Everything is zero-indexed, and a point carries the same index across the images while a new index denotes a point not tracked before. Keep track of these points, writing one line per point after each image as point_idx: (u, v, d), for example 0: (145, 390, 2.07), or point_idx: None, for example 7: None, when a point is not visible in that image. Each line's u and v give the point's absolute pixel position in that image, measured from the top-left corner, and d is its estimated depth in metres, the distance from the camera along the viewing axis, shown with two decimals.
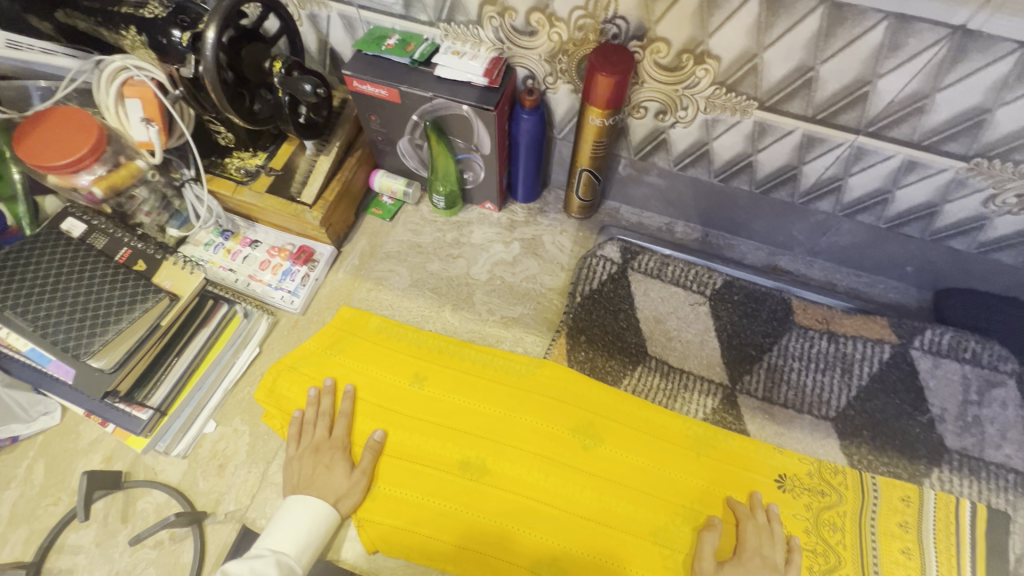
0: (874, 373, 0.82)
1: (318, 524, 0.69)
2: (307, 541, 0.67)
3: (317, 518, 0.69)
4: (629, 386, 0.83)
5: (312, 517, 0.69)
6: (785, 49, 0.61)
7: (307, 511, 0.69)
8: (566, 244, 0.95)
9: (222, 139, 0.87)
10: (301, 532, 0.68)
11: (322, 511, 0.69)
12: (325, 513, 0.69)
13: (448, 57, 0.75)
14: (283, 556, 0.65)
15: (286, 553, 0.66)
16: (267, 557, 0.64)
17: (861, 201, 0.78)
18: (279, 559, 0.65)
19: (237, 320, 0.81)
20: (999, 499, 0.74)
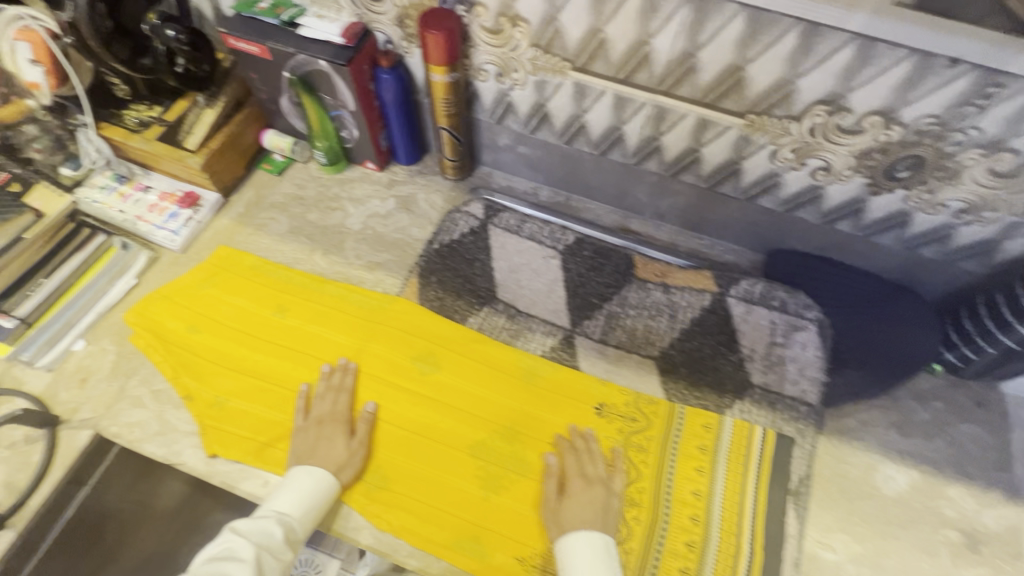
0: (695, 318, 0.91)
1: (320, 495, 0.71)
2: (310, 508, 0.69)
3: (319, 488, 0.71)
4: (475, 323, 0.91)
5: (318, 488, 0.71)
6: (574, 12, 0.72)
7: (314, 482, 0.71)
8: (438, 201, 1.04)
9: (119, 91, 0.95)
10: (308, 500, 0.70)
11: (328, 483, 0.72)
12: (326, 488, 0.72)
13: (312, 20, 0.85)
14: (291, 519, 0.67)
15: (289, 515, 0.67)
16: (272, 518, 0.66)
17: (679, 160, 0.88)
18: (288, 523, 0.66)
19: (114, 251, 0.90)
20: (791, 427, 0.82)
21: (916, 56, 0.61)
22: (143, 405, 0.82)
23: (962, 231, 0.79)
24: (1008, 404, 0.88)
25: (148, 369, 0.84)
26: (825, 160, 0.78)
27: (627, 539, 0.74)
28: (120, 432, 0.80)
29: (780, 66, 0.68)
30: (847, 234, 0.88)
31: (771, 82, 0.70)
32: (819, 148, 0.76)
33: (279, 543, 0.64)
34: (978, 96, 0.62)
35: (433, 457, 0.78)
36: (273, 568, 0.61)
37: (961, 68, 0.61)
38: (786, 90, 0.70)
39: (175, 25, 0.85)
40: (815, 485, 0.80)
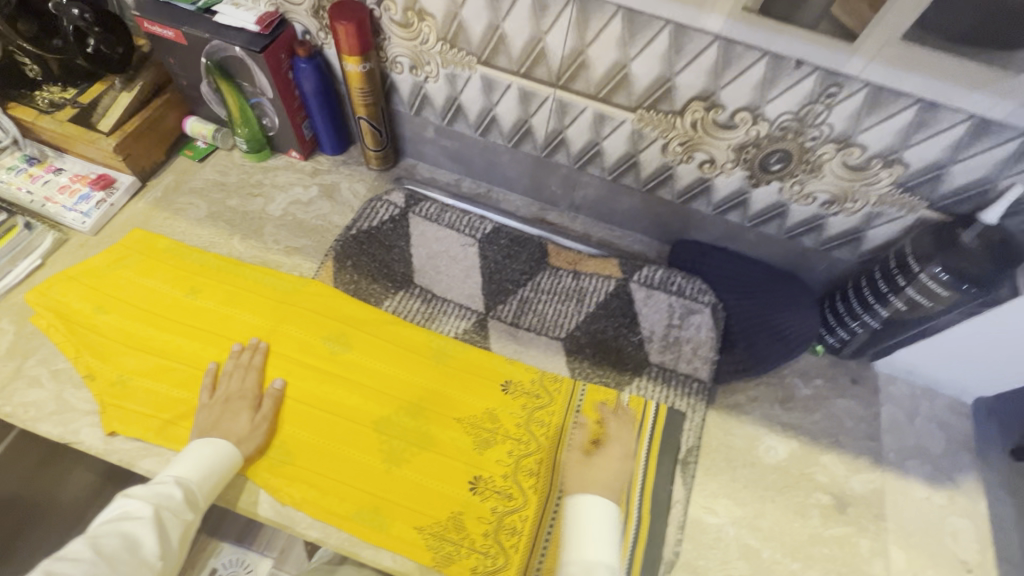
0: (601, 302, 0.96)
1: (223, 463, 0.73)
2: (212, 474, 0.71)
3: (221, 458, 0.72)
4: (390, 306, 0.94)
5: (221, 457, 0.72)
6: (474, 8, 0.76)
7: (215, 452, 0.72)
8: (361, 190, 1.06)
9: (30, 72, 0.94)
10: (208, 465, 0.71)
11: (231, 455, 0.73)
12: (230, 457, 0.73)
13: (228, 7, 0.87)
14: (192, 484, 0.69)
15: (188, 479, 0.69)
16: (169, 483, 0.68)
17: (584, 153, 0.93)
18: (189, 486, 0.69)
19: (17, 231, 0.88)
20: (682, 402, 0.88)
21: (769, 57, 0.68)
22: (41, 385, 0.80)
23: (832, 221, 0.87)
24: (880, 380, 0.96)
25: (48, 349, 0.83)
26: (709, 154, 0.84)
27: (523, 506, 0.77)
28: (14, 411, 0.78)
29: (658, 64, 0.74)
30: (738, 224, 0.96)
31: (653, 79, 0.76)
32: (702, 142, 0.83)
33: (179, 504, 0.67)
34: (824, 95, 0.70)
35: (339, 433, 0.80)
36: (174, 528, 0.66)
37: (806, 69, 0.68)
38: (667, 86, 0.77)
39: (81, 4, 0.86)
40: (703, 454, 0.86)
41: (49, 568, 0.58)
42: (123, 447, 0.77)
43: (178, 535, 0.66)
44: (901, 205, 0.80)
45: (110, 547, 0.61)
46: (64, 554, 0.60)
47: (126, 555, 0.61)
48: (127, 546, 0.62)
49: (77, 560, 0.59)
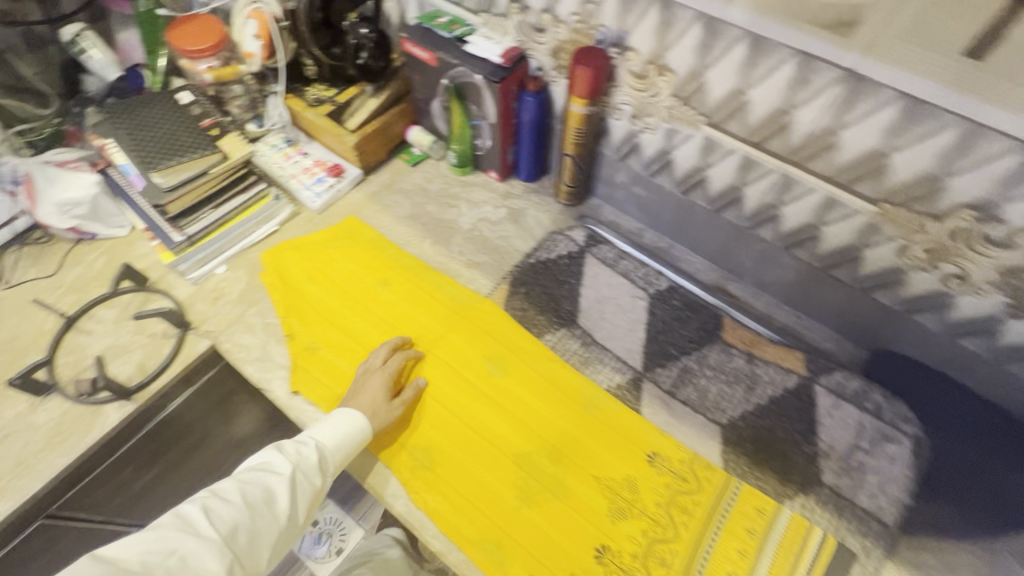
0: (774, 397, 0.86)
1: (356, 437, 0.78)
2: (346, 446, 0.77)
3: (357, 432, 0.78)
4: (550, 340, 0.94)
5: (357, 431, 0.78)
6: (722, 71, 0.74)
7: (353, 424, 0.78)
8: (545, 220, 1.09)
9: (307, 71, 1.12)
10: (344, 437, 0.77)
11: (363, 430, 0.79)
12: (362, 431, 0.78)
13: (479, 39, 0.95)
14: (327, 451, 0.75)
15: (325, 445, 0.75)
16: (309, 445, 0.74)
17: (795, 234, 0.85)
18: (324, 452, 0.75)
19: (267, 200, 1.04)
20: (855, 540, 0.75)
21: None
22: (254, 332, 0.94)
23: None
24: None
25: (265, 304, 0.97)
26: (961, 269, 0.72)
27: None
28: (232, 349, 0.93)
29: (930, 160, 0.65)
30: (972, 353, 0.80)
31: (916, 174, 0.67)
32: (956, 254, 0.71)
33: (313, 468, 0.73)
34: None
35: (477, 454, 0.82)
36: (304, 489, 0.72)
37: None
38: (933, 185, 0.67)
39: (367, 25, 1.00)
40: None
41: (205, 503, 0.66)
42: (299, 406, 0.87)
43: (307, 497, 0.72)
44: None
45: (253, 496, 0.68)
46: (219, 489, 0.68)
47: (264, 506, 0.68)
48: (267, 497, 0.69)
49: (226, 501, 0.66)
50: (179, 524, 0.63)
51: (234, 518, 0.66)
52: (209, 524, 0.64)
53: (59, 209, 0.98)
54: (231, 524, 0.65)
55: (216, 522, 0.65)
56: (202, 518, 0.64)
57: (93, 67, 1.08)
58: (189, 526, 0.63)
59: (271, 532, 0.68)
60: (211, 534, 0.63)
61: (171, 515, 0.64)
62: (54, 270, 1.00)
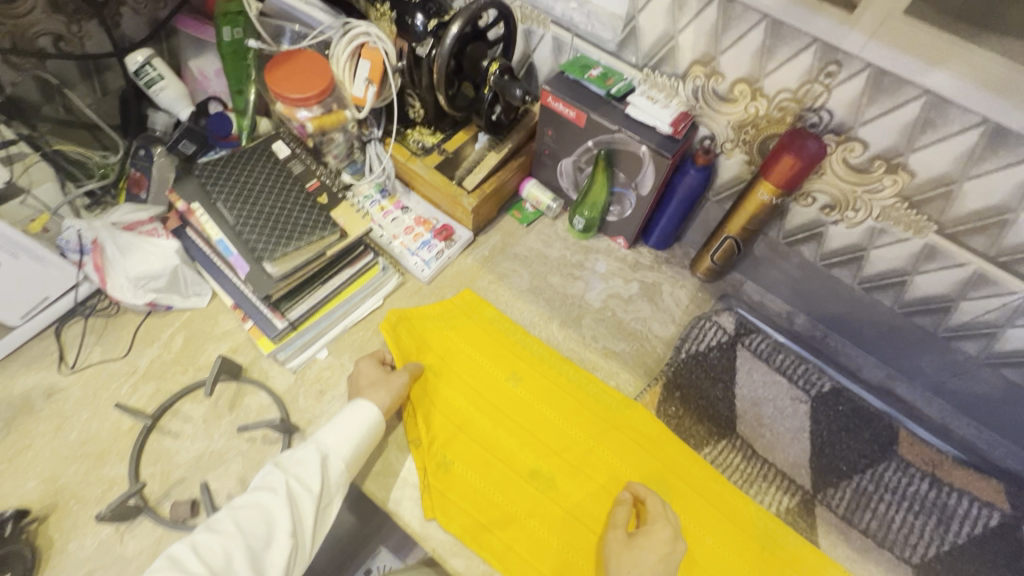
0: (973, 535, 0.77)
1: (364, 430, 0.72)
2: (351, 442, 0.71)
3: (361, 424, 0.72)
4: (710, 456, 0.83)
5: (360, 423, 0.72)
6: (989, 185, 0.61)
7: (356, 416, 0.73)
8: (683, 299, 0.96)
9: (413, 113, 0.96)
10: (346, 431, 0.71)
11: (369, 415, 0.73)
12: (365, 418, 0.73)
13: (642, 100, 0.79)
14: (330, 452, 0.69)
15: (326, 443, 0.70)
16: (309, 448, 0.69)
17: (1013, 354, 0.76)
18: (327, 453, 0.69)
19: (375, 271, 0.90)
20: None
21: None
22: None
23: None
24: None
25: None
26: None
27: None
28: None
29: None
30: None
31: None
32: None
33: (312, 473, 0.67)
34: None
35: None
36: (306, 497, 0.65)
37: None
38: None
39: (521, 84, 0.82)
40: None
41: (199, 538, 0.60)
42: (439, 536, 0.74)
43: (311, 507, 0.65)
44: None
45: (248, 520, 0.62)
46: (214, 520, 0.62)
47: (262, 526, 0.62)
48: (264, 520, 0.62)
49: (218, 531, 0.60)
50: (168, 565, 0.58)
51: (227, 547, 0.59)
52: (200, 562, 0.58)
53: (133, 282, 0.82)
54: (224, 555, 0.59)
55: (207, 555, 0.59)
56: (193, 555, 0.58)
57: (162, 102, 0.91)
58: (178, 565, 0.58)
59: (274, 555, 0.61)
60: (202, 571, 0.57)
61: (163, 557, 0.59)
62: (124, 352, 0.85)
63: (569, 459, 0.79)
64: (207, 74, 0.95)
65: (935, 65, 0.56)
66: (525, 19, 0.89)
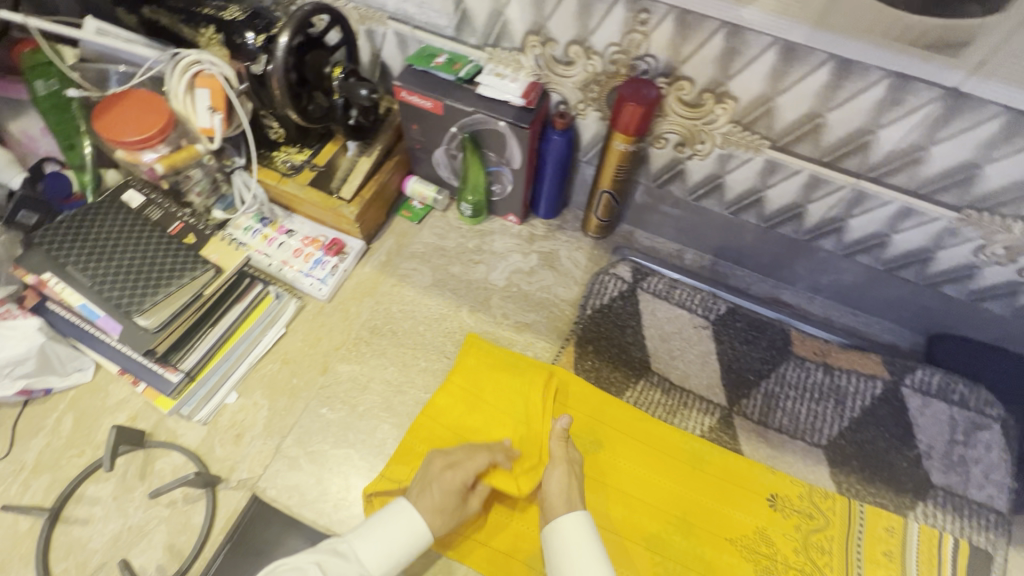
0: (865, 406, 0.86)
1: (410, 553, 0.62)
2: (392, 563, 0.61)
3: (411, 546, 0.62)
4: (631, 398, 0.87)
5: (411, 544, 0.62)
6: (797, 96, 0.68)
7: (410, 533, 0.62)
8: (581, 260, 1.00)
9: (273, 134, 0.95)
10: (393, 548, 0.61)
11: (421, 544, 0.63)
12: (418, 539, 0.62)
13: (491, 78, 0.83)
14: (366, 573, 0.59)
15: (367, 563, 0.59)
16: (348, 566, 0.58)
17: (862, 243, 0.84)
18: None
19: (269, 300, 0.87)
20: (981, 537, 0.77)
21: None
22: (301, 468, 0.79)
23: None
24: None
25: (303, 428, 0.82)
26: None
27: None
28: (280, 496, 0.77)
29: None
30: None
31: (1009, 182, 0.66)
32: None
33: None
34: None
35: (616, 548, 0.75)
36: None
37: None
38: None
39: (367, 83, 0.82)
40: None
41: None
42: None
43: None
44: None
45: None
46: None
47: None
48: None
49: None
50: None
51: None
52: None
53: None
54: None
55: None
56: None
57: None
58: None
59: None
60: None
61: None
62: (5, 450, 0.78)
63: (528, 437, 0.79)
64: (33, 134, 0.87)
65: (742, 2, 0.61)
66: (363, 19, 0.89)
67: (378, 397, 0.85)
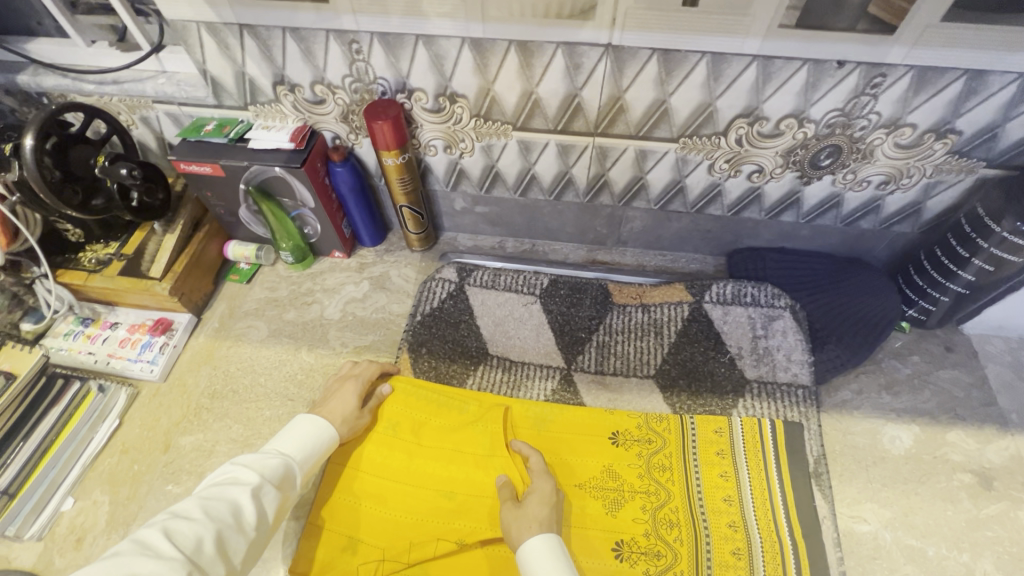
0: (679, 329, 0.95)
1: (322, 445, 0.73)
2: (310, 451, 0.71)
3: (321, 438, 0.73)
4: (474, 384, 0.92)
5: (319, 437, 0.73)
6: (506, 81, 0.78)
7: (315, 430, 0.73)
8: (411, 274, 1.06)
9: (72, 236, 0.94)
10: (307, 442, 0.72)
11: (329, 435, 0.74)
12: (325, 434, 0.74)
13: (260, 132, 0.88)
14: (290, 459, 0.69)
15: (290, 454, 0.70)
16: (277, 454, 0.68)
17: (629, 189, 0.94)
18: (289, 456, 0.69)
19: (92, 396, 0.86)
20: (794, 412, 0.86)
21: (810, 63, 0.70)
22: None
23: (889, 200, 0.88)
24: (974, 342, 0.95)
25: (149, 512, 0.80)
26: (757, 164, 0.85)
27: (674, 562, 0.73)
28: None
29: (697, 93, 0.75)
30: (792, 223, 0.96)
31: (692, 107, 0.78)
32: (749, 155, 0.84)
33: (274, 472, 0.65)
34: (869, 86, 0.72)
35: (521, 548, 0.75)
36: (272, 498, 0.63)
37: (848, 67, 0.70)
38: (709, 110, 0.78)
39: (128, 163, 0.85)
40: (831, 461, 0.83)
41: (165, 526, 0.55)
42: None
43: (275, 508, 0.63)
44: (957, 170, 0.81)
45: (219, 511, 0.58)
46: (177, 512, 0.57)
47: (233, 519, 0.58)
48: (229, 510, 0.59)
49: (192, 518, 0.56)
50: (139, 547, 0.52)
51: (199, 534, 0.55)
52: (175, 544, 0.53)
53: None
54: (196, 541, 0.54)
55: (178, 542, 0.53)
56: (163, 539, 0.53)
57: None
58: (151, 547, 0.52)
59: (242, 543, 0.58)
60: (177, 552, 0.52)
61: (123, 543, 0.52)
62: None
63: (493, 465, 0.80)
64: None
65: (416, 15, 0.71)
66: (133, 109, 0.94)
67: (225, 457, 0.85)
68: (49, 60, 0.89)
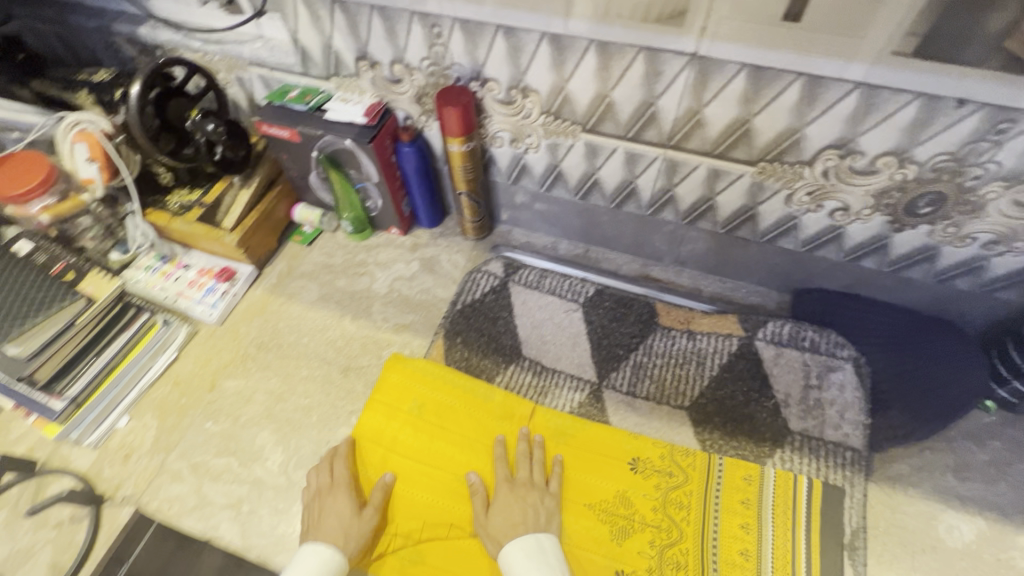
0: (723, 364, 0.89)
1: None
2: None
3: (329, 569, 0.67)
4: (502, 381, 0.91)
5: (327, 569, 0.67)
6: (581, 81, 0.76)
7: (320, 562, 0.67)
8: (461, 261, 1.07)
9: (162, 179, 1.01)
10: None
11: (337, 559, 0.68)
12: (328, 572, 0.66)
13: (338, 104, 0.91)
14: None
15: None
16: None
17: (694, 208, 0.89)
18: None
19: (156, 328, 0.94)
20: (837, 475, 0.78)
21: (922, 98, 0.62)
22: (182, 479, 0.83)
23: (995, 262, 0.78)
24: None
25: (187, 443, 0.87)
26: (842, 202, 0.78)
27: None
28: (160, 509, 0.81)
29: (785, 116, 0.69)
30: (874, 270, 0.87)
31: (777, 131, 0.72)
32: (834, 190, 0.77)
33: None
34: (992, 131, 0.63)
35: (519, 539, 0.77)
36: None
37: (969, 108, 0.61)
38: (797, 135, 0.71)
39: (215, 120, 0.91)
40: (870, 536, 0.76)
41: None
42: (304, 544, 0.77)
43: None
44: None
45: None
46: None
47: None
48: None
49: None
50: None
51: None
52: None
53: None
54: None
55: None
56: None
57: None
58: None
59: None
60: None
61: None
62: None
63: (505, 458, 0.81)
64: None
65: (498, 5, 0.70)
66: (231, 69, 1.00)
67: (260, 408, 0.90)
68: (164, 16, 0.95)
